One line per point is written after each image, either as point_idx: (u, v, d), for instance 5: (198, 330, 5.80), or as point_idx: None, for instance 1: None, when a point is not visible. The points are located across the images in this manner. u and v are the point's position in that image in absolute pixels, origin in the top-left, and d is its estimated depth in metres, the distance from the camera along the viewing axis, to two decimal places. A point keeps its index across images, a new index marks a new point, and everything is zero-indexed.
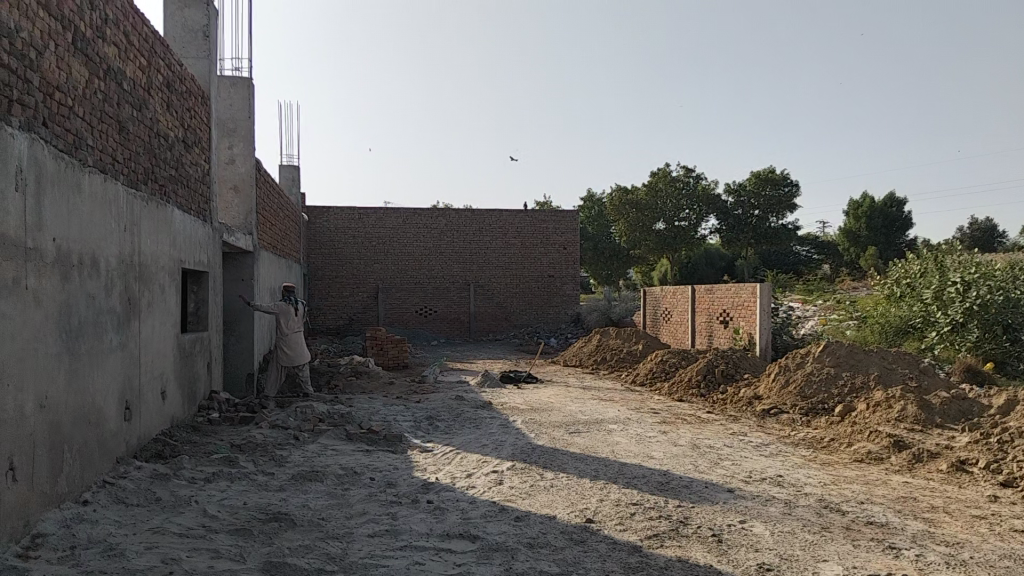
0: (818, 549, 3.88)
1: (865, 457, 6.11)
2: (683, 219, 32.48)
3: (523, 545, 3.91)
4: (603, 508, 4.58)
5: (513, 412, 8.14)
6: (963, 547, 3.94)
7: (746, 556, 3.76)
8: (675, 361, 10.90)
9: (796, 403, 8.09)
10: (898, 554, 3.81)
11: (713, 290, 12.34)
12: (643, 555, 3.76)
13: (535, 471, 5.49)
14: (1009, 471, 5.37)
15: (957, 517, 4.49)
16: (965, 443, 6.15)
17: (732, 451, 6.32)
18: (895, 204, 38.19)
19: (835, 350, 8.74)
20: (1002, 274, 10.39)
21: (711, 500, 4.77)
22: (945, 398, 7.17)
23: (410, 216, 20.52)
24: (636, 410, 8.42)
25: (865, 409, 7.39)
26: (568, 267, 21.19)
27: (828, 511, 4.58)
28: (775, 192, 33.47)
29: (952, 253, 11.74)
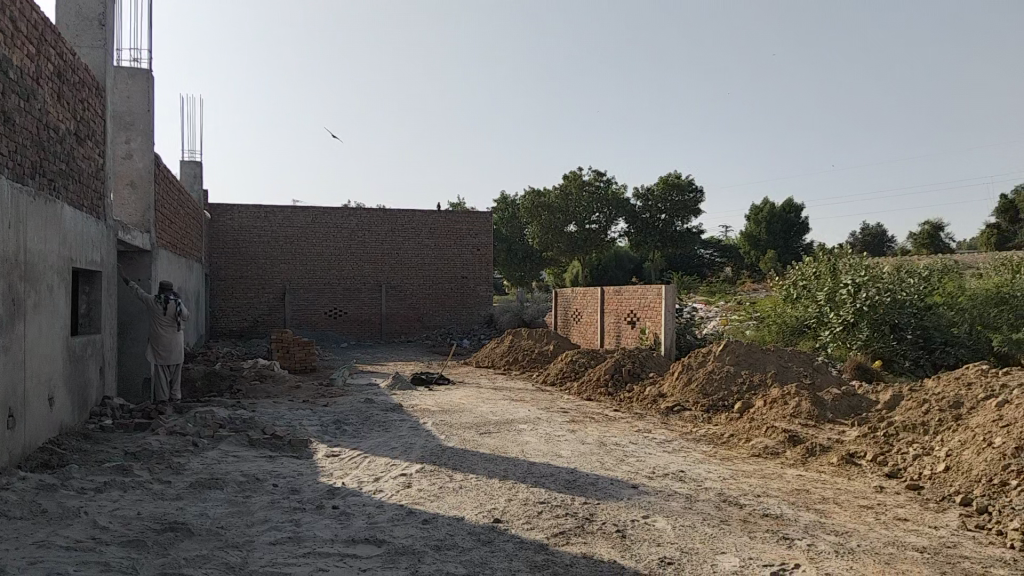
0: (717, 542, 4.01)
1: (762, 452, 6.36)
2: (594, 222, 32.97)
3: (430, 548, 3.88)
4: (511, 507, 4.60)
5: (423, 414, 8.08)
6: (851, 535, 4.16)
7: (648, 550, 3.85)
8: (584, 361, 11.07)
9: (698, 401, 8.35)
10: (791, 545, 3.98)
11: (621, 292, 12.60)
12: (550, 553, 3.80)
13: (444, 473, 5.47)
14: (894, 463, 5.70)
15: (846, 507, 4.73)
16: (854, 437, 6.49)
17: (638, 448, 6.46)
18: (794, 210, 39.99)
19: (734, 349, 9.06)
20: (889, 276, 11.03)
21: (616, 497, 4.86)
22: (836, 394, 7.54)
23: (319, 215, 20.10)
24: (546, 410, 8.49)
25: (762, 405, 7.70)
26: (481, 268, 21.22)
27: (727, 504, 4.75)
28: (681, 197, 34.52)
29: (844, 256, 12.39)
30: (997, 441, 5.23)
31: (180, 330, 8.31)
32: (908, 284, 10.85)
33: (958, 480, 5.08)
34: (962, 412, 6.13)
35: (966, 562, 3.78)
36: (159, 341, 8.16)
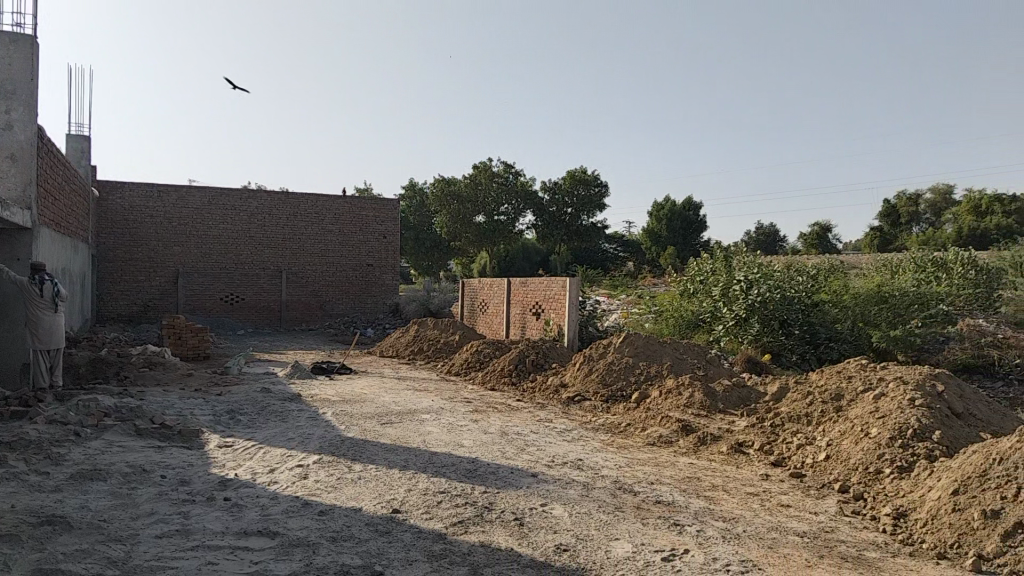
0: (611, 528, 4.11)
1: (657, 441, 6.54)
2: (502, 214, 33.20)
3: (325, 539, 3.81)
4: (410, 498, 4.57)
5: (322, 404, 7.93)
6: (737, 521, 4.33)
7: (545, 538, 3.91)
8: (488, 352, 11.12)
9: (598, 391, 8.53)
10: (681, 530, 4.12)
11: (527, 283, 12.70)
12: (447, 543, 3.80)
13: (342, 464, 5.38)
14: (779, 452, 5.98)
15: (734, 494, 4.93)
16: (743, 427, 6.77)
17: (538, 437, 6.54)
18: (693, 208, 41.38)
19: (634, 341, 9.27)
20: (779, 274, 11.56)
21: (515, 485, 4.90)
22: (727, 385, 7.84)
23: (217, 196, 19.39)
24: (449, 400, 8.48)
25: (658, 396, 7.93)
26: (386, 256, 20.98)
27: (622, 492, 4.87)
28: (587, 192, 35.20)
29: (739, 253, 12.89)
30: (873, 432, 5.56)
31: (60, 312, 7.85)
32: (796, 282, 11.39)
33: (837, 468, 5.38)
34: (842, 404, 6.49)
35: (842, 546, 4.01)
36: (38, 325, 7.70)
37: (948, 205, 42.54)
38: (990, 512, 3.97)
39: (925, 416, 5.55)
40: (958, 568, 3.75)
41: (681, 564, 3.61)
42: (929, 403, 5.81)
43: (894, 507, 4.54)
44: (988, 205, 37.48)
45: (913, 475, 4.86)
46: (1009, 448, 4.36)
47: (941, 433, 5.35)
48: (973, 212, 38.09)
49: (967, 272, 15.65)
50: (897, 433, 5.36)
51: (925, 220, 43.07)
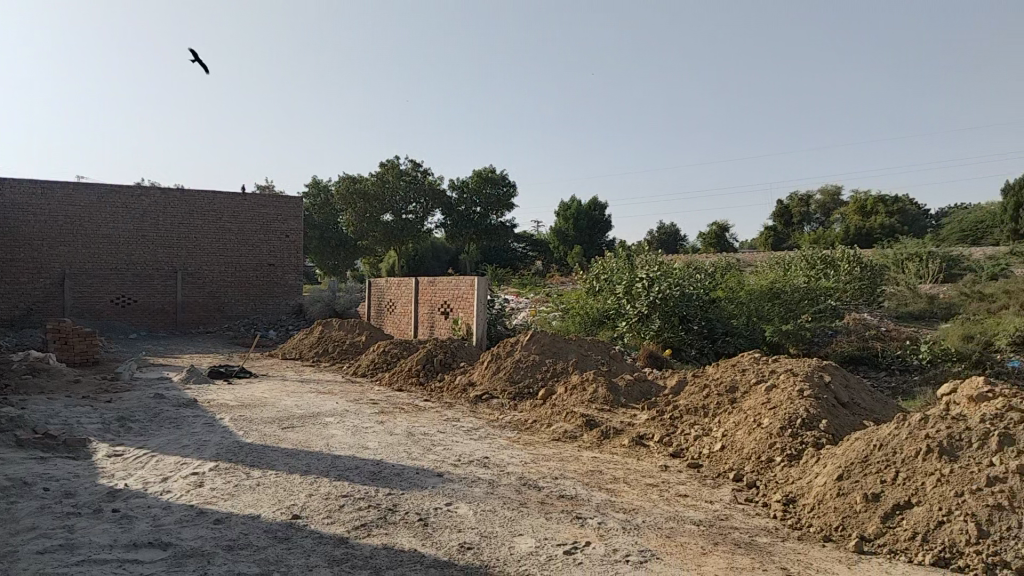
0: (515, 525, 4.13)
1: (562, 436, 6.63)
2: (409, 212, 32.94)
3: (221, 548, 3.69)
4: (312, 502, 4.48)
5: (220, 409, 7.67)
6: (637, 512, 4.44)
7: (449, 537, 3.90)
8: (395, 352, 11.01)
9: (505, 389, 8.57)
10: (584, 523, 4.19)
11: (435, 283, 12.65)
12: (349, 546, 3.74)
13: (240, 470, 5.22)
14: (678, 443, 6.16)
15: (635, 486, 5.05)
16: (644, 420, 6.94)
17: (444, 437, 6.52)
18: (598, 207, 42.29)
19: (540, 339, 9.36)
20: (679, 271, 11.89)
21: (420, 486, 4.87)
22: (629, 380, 8.03)
23: (107, 193, 18.47)
24: (354, 402, 8.35)
25: (563, 392, 8.05)
26: (289, 255, 20.48)
27: (527, 488, 4.91)
28: (494, 191, 35.44)
29: (642, 251, 13.21)
30: (765, 422, 5.80)
31: None
32: (695, 279, 11.75)
33: (732, 458, 5.58)
34: (736, 395, 6.74)
35: (736, 533, 4.16)
36: None
37: (836, 206, 44.86)
38: (871, 495, 4.21)
39: (812, 406, 5.83)
40: (842, 549, 3.96)
41: (582, 557, 3.67)
42: (817, 393, 6.11)
43: (784, 494, 4.74)
44: (873, 206, 39.76)
45: (801, 463, 5.10)
46: (888, 435, 4.63)
47: (827, 422, 5.64)
48: (859, 212, 40.33)
49: (854, 269, 16.55)
50: (787, 423, 5.60)
51: (815, 220, 45.30)
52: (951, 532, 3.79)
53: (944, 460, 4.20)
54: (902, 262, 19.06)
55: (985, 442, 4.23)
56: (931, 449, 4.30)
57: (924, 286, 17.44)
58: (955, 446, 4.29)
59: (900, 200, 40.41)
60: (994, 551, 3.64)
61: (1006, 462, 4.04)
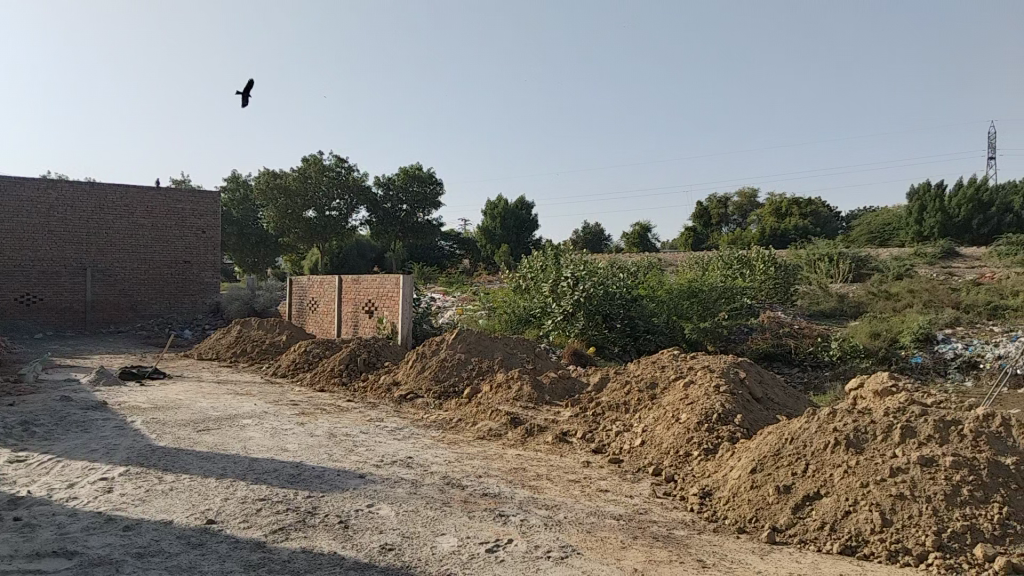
0: (437, 524, 4.12)
1: (486, 434, 6.64)
2: (333, 209, 32.35)
3: (131, 556, 3.56)
4: (228, 507, 4.36)
5: (131, 412, 7.38)
6: (559, 508, 4.49)
7: (369, 538, 3.86)
8: (317, 352, 10.82)
9: (430, 388, 8.53)
10: (507, 521, 4.20)
11: (359, 281, 12.48)
12: (266, 551, 3.66)
13: (153, 475, 5.04)
14: (600, 439, 6.25)
15: (557, 482, 5.11)
16: (567, 417, 7.01)
17: (367, 437, 6.44)
18: (525, 207, 42.57)
19: (465, 337, 9.34)
20: (604, 270, 12.04)
21: (341, 488, 4.80)
22: (553, 377, 8.10)
23: (9, 186, 17.70)
24: (274, 403, 8.16)
25: (488, 390, 8.06)
26: (206, 252, 19.85)
27: (450, 487, 4.90)
28: (421, 188, 35.22)
29: (567, 249, 13.33)
30: (683, 417, 5.94)
31: None
32: (618, 278, 11.93)
33: (652, 453, 5.70)
34: (656, 391, 6.89)
35: (655, 527, 4.24)
36: None
37: (753, 208, 46.28)
38: (782, 487, 4.36)
39: (728, 401, 6.01)
40: (755, 541, 4.09)
41: (504, 554, 3.69)
42: (733, 389, 6.30)
43: (701, 487, 4.87)
44: (788, 208, 41.21)
45: (717, 457, 5.24)
46: (799, 428, 4.80)
47: (742, 417, 5.82)
48: (774, 214, 41.72)
49: (770, 269, 17.08)
50: (704, 418, 5.75)
51: (734, 221, 46.64)
52: (858, 521, 3.96)
53: (850, 452, 4.39)
54: (814, 262, 19.81)
55: (888, 434, 4.44)
56: (838, 442, 4.48)
57: (834, 286, 18.15)
58: (861, 439, 4.49)
59: (813, 202, 41.97)
60: (896, 539, 3.82)
61: (907, 453, 4.25)
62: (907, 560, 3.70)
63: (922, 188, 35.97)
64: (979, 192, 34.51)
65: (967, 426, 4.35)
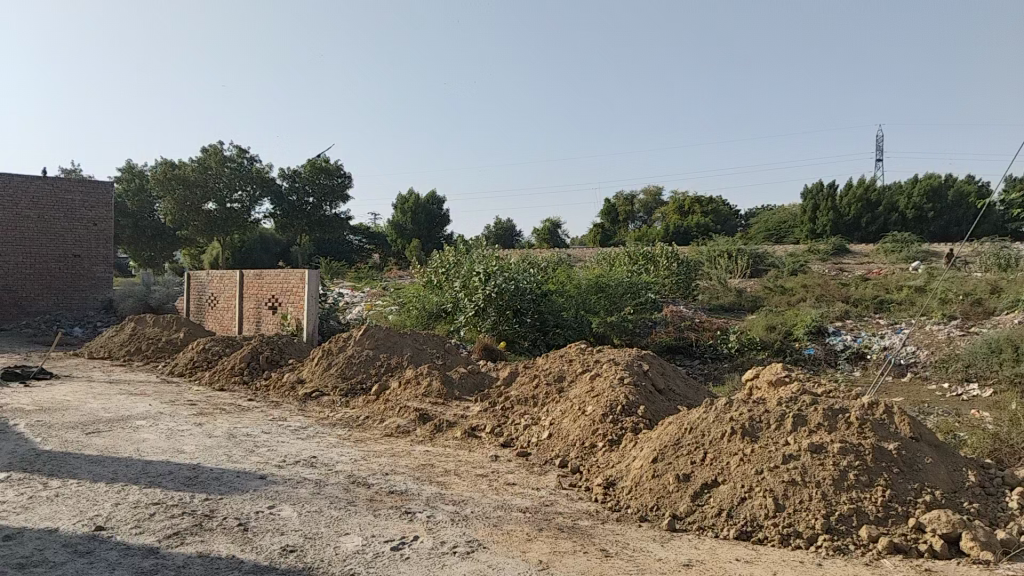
0: (341, 524, 4.06)
1: (394, 431, 6.57)
2: (235, 201, 31.27)
3: (12, 567, 3.36)
4: (119, 512, 4.18)
5: (13, 415, 6.96)
6: (466, 503, 4.49)
7: (270, 540, 3.77)
8: (218, 349, 10.47)
9: (337, 385, 8.39)
10: (413, 518, 4.18)
11: (262, 275, 12.15)
12: (160, 557, 3.52)
13: (36, 481, 4.77)
14: (509, 433, 6.29)
15: (465, 477, 5.12)
16: (476, 411, 7.03)
17: (269, 437, 6.28)
18: (436, 201, 42.44)
19: (374, 334, 9.23)
20: (513, 265, 12.10)
21: (241, 489, 4.67)
22: (463, 372, 8.10)
23: None
24: (170, 404, 7.84)
25: (397, 386, 7.98)
26: (97, 246, 18.90)
27: (355, 485, 4.83)
28: (328, 181, 34.55)
29: (477, 244, 13.33)
30: (589, 409, 6.05)
31: None
32: (528, 273, 12.03)
33: (559, 445, 5.78)
34: (564, 385, 7.00)
35: (560, 518, 4.30)
36: None
37: (659, 205, 47.45)
38: (682, 476, 4.50)
39: (632, 393, 6.15)
40: (656, 528, 4.20)
41: (410, 552, 3.67)
42: (636, 381, 6.46)
43: (605, 477, 4.97)
44: (690, 205, 42.50)
45: (620, 447, 5.37)
46: (698, 418, 4.96)
47: (645, 408, 5.97)
48: (677, 211, 42.87)
49: (672, 265, 17.53)
50: (608, 409, 5.87)
51: (640, 218, 47.71)
52: (753, 507, 4.13)
53: (746, 441, 4.57)
54: (715, 258, 20.48)
55: (781, 423, 4.64)
56: (735, 431, 4.66)
57: (733, 280, 18.83)
58: (756, 427, 4.67)
59: (714, 200, 43.39)
60: (788, 523, 4.00)
61: (798, 441, 4.45)
62: (798, 542, 3.89)
63: (816, 187, 37.70)
64: (867, 192, 36.44)
65: (853, 414, 4.60)
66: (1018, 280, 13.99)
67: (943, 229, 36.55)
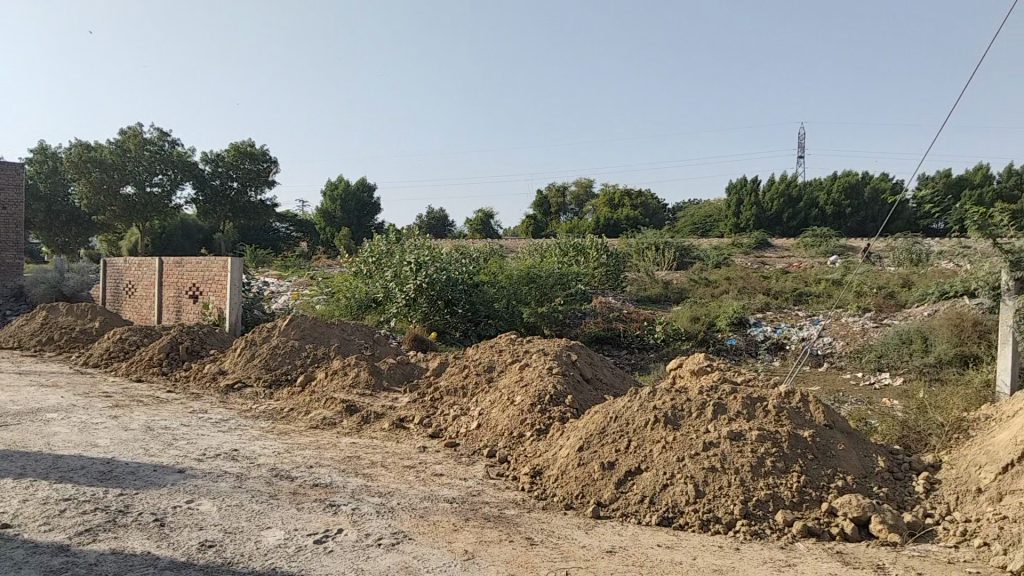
0: (263, 518, 3.98)
1: (320, 424, 6.48)
2: (155, 184, 30.20)
3: None
4: (27, 509, 4.00)
5: None
6: (392, 495, 4.46)
7: (188, 536, 3.67)
8: (135, 340, 10.12)
9: (261, 376, 8.22)
10: (337, 511, 4.13)
11: (182, 263, 11.79)
12: (71, 554, 3.40)
13: None
14: (437, 424, 6.28)
15: (392, 469, 5.08)
16: (405, 403, 6.99)
17: (189, 430, 6.11)
18: (366, 190, 42.00)
19: (299, 323, 9.05)
20: (444, 255, 12.06)
21: (158, 484, 4.54)
22: (391, 363, 8.04)
23: None
24: (83, 396, 7.54)
25: (323, 377, 7.86)
26: (6, 231, 18.03)
27: (278, 479, 4.75)
28: (252, 166, 33.85)
29: (406, 235, 13.23)
30: (517, 399, 6.08)
31: None
32: (459, 264, 12.00)
33: (487, 435, 5.80)
34: (493, 375, 7.02)
35: (487, 508, 4.32)
36: None
37: (589, 197, 47.97)
38: (607, 464, 4.57)
39: (559, 383, 6.21)
40: (580, 516, 4.26)
41: (333, 545, 3.63)
42: (565, 370, 6.53)
43: (532, 466, 5.01)
44: (620, 198, 43.11)
45: (547, 436, 5.42)
46: (622, 407, 5.05)
47: (572, 398, 6.04)
48: (607, 204, 43.38)
49: (601, 257, 17.75)
50: (536, 399, 5.92)
51: (571, 210, 48.15)
52: (674, 493, 4.22)
53: (668, 429, 4.67)
54: (642, 250, 20.84)
55: (702, 411, 4.77)
56: (658, 419, 4.76)
57: (659, 272, 19.21)
58: (678, 416, 4.78)
59: (643, 193, 44.13)
60: (708, 509, 4.11)
61: (718, 428, 4.58)
62: (717, 528, 4.00)
63: (740, 182, 38.74)
64: (788, 187, 37.65)
65: (771, 403, 4.76)
66: (927, 274, 14.65)
67: (860, 225, 37.88)
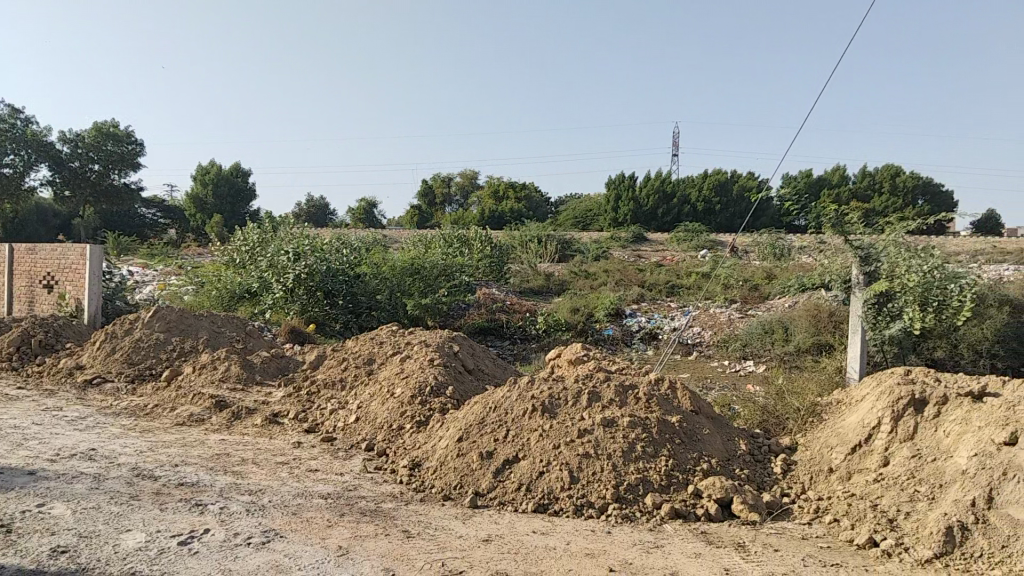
0: (122, 520, 3.78)
1: (187, 420, 6.21)
2: (7, 165, 28.00)
3: None
4: None
5: None
6: (264, 492, 4.34)
7: (38, 541, 3.44)
8: None
9: (122, 371, 7.79)
10: (204, 510, 3.98)
11: (36, 251, 11.00)
12: None
13: None
14: (313, 419, 6.15)
15: (264, 466, 4.94)
16: (279, 397, 6.79)
17: (41, 429, 5.72)
18: (241, 175, 40.51)
19: (165, 315, 8.62)
20: (324, 245, 11.80)
21: (5, 487, 4.22)
22: (266, 356, 7.80)
23: None
24: None
25: (191, 372, 7.53)
26: None
27: (141, 479, 4.52)
28: (116, 147, 31.99)
29: (282, 223, 12.84)
30: (397, 391, 6.04)
31: None
32: (340, 255, 11.85)
33: (365, 428, 5.72)
34: (373, 367, 6.93)
35: (363, 502, 4.27)
36: None
37: (474, 188, 48.09)
38: (485, 453, 4.60)
39: (439, 374, 6.21)
40: (458, 506, 4.28)
41: (199, 546, 3.49)
42: (445, 361, 6.53)
43: (410, 458, 4.99)
44: (504, 190, 43.45)
45: (427, 428, 5.41)
46: (501, 397, 5.09)
47: (452, 389, 6.05)
48: (492, 197, 43.61)
49: (484, 249, 17.85)
50: (416, 391, 5.89)
51: (456, 201, 48.11)
52: (550, 480, 4.31)
53: (545, 417, 4.75)
54: (525, 241, 21.09)
55: (578, 399, 4.89)
56: (536, 408, 4.83)
57: (541, 264, 19.49)
58: (555, 404, 4.88)
59: (527, 186, 44.67)
60: (582, 494, 4.22)
61: (592, 416, 4.71)
62: (591, 512, 4.12)
63: (619, 178, 39.86)
64: (663, 183, 39.08)
65: (642, 390, 4.93)
66: (789, 268, 15.58)
67: (729, 221, 39.82)
